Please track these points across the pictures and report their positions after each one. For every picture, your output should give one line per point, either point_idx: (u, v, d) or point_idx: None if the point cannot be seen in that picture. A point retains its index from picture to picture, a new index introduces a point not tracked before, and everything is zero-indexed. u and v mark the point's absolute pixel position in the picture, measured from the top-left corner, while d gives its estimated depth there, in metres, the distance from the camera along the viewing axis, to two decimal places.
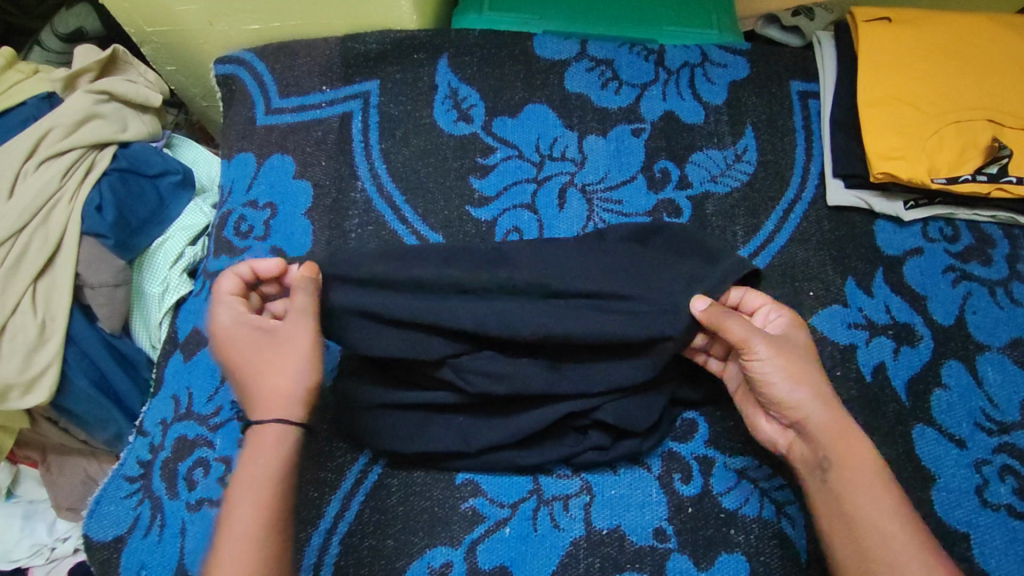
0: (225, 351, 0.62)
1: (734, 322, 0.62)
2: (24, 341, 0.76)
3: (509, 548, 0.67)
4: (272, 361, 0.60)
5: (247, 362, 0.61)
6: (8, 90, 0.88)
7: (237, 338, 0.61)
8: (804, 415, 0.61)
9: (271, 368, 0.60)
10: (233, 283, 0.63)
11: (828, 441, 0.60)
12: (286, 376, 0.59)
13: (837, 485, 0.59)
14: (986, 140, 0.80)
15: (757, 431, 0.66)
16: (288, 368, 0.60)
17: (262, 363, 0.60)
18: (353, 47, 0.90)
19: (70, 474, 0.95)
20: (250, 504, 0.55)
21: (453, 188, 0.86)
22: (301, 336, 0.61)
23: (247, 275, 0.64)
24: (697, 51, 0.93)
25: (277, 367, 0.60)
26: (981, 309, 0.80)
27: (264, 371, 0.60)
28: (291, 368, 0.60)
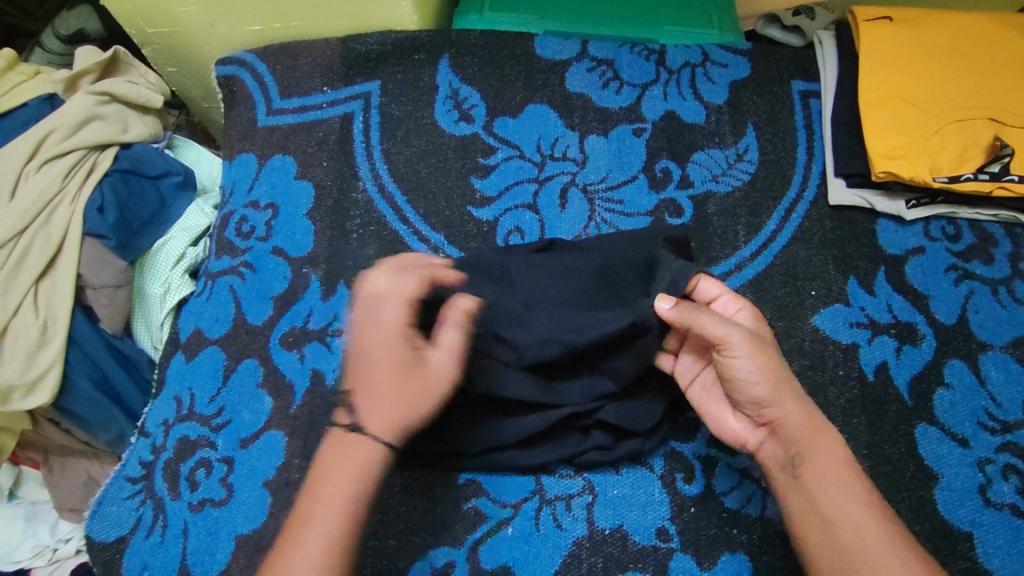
0: (356, 350, 0.58)
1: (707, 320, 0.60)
2: (26, 342, 0.76)
3: (512, 549, 0.67)
4: (414, 381, 0.58)
5: (382, 370, 0.57)
6: (10, 91, 0.88)
7: (374, 342, 0.57)
8: (782, 414, 0.60)
9: (392, 384, 0.57)
10: (415, 286, 0.60)
11: (803, 439, 0.60)
12: (418, 401, 0.58)
13: (809, 484, 0.59)
14: (988, 139, 0.80)
15: (724, 429, 0.65)
16: (426, 394, 0.58)
17: (403, 378, 0.57)
18: (354, 48, 0.90)
19: (72, 475, 0.95)
20: (335, 511, 0.55)
21: (454, 188, 0.86)
22: (444, 369, 0.60)
23: (428, 280, 0.62)
24: (698, 51, 0.93)
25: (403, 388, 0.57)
26: (983, 308, 0.80)
27: (399, 387, 0.57)
28: (427, 393, 0.58)
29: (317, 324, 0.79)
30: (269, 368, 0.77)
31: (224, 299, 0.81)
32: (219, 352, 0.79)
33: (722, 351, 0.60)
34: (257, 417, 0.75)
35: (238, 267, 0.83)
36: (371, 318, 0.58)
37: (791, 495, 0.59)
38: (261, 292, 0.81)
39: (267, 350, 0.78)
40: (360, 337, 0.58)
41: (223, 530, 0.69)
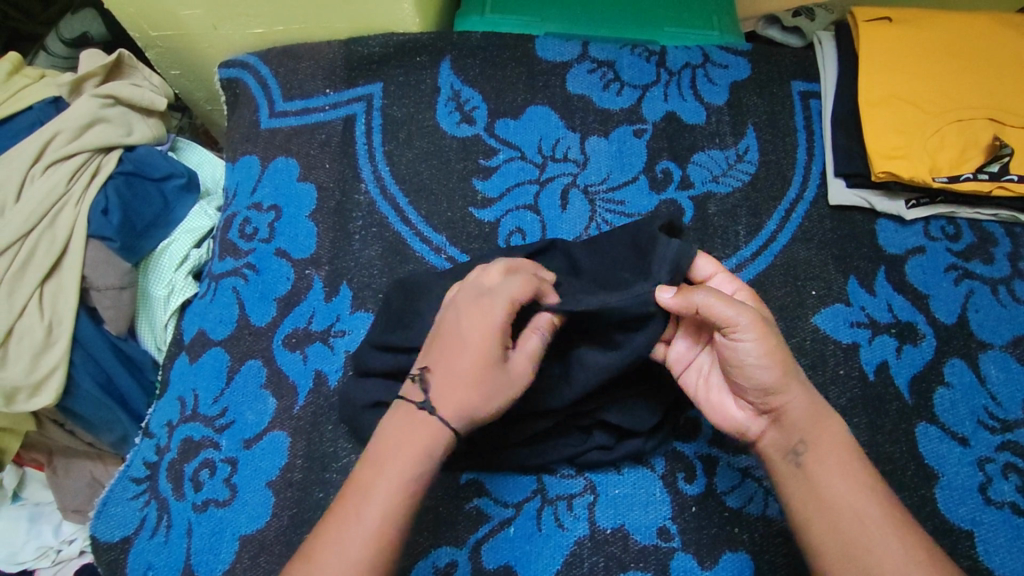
0: (453, 333, 0.58)
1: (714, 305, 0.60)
2: (31, 343, 0.77)
3: (514, 548, 0.68)
4: (494, 376, 0.57)
5: (469, 353, 0.57)
6: (15, 94, 0.89)
7: (471, 330, 0.58)
8: (786, 401, 0.60)
9: (468, 376, 0.56)
10: (527, 283, 0.60)
11: (807, 427, 0.60)
12: (490, 398, 0.57)
13: (812, 471, 0.58)
14: (988, 139, 0.81)
15: (725, 416, 0.64)
16: (499, 393, 0.57)
17: (485, 369, 0.56)
18: (356, 50, 0.91)
19: (76, 476, 0.96)
20: (388, 496, 0.53)
21: (456, 189, 0.86)
22: (523, 375, 0.58)
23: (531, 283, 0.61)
24: (699, 52, 0.94)
25: (478, 382, 0.56)
26: (983, 307, 0.80)
27: (479, 377, 0.56)
28: (501, 392, 0.57)
29: (319, 325, 0.79)
30: (272, 368, 0.78)
31: (227, 301, 0.82)
32: (222, 353, 0.79)
33: (728, 331, 0.60)
34: (260, 417, 0.75)
35: (241, 268, 0.83)
36: (478, 302, 0.59)
37: (791, 484, 0.59)
38: (263, 294, 0.82)
39: (270, 351, 0.79)
40: (461, 322, 0.58)
41: (227, 530, 0.70)
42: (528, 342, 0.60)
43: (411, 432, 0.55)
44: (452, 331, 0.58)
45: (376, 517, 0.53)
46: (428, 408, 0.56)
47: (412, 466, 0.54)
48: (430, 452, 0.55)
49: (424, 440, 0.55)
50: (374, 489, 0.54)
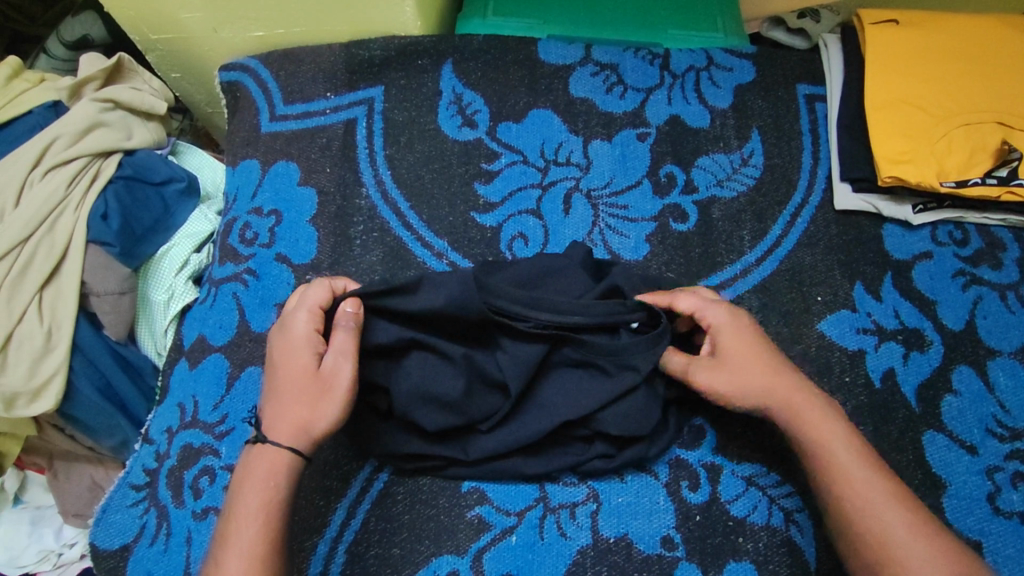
0: (268, 365, 0.65)
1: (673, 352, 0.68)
2: (30, 349, 0.76)
3: (516, 557, 0.67)
4: (298, 388, 0.62)
5: (285, 378, 0.63)
6: (15, 98, 0.88)
7: (293, 354, 0.63)
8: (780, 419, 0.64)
9: (284, 395, 0.62)
10: (322, 294, 0.66)
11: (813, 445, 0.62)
12: (314, 406, 0.62)
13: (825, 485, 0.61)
14: (996, 143, 0.80)
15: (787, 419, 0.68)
16: (320, 399, 0.62)
17: (299, 385, 0.62)
18: (357, 54, 0.90)
19: (77, 480, 0.95)
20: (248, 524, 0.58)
21: (458, 194, 0.86)
22: (338, 373, 0.62)
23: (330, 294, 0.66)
24: (703, 55, 0.93)
25: (292, 396, 0.62)
26: (991, 313, 0.79)
27: (300, 392, 0.62)
28: (324, 397, 0.62)
29: None
30: None
31: (227, 307, 0.81)
32: (222, 359, 0.79)
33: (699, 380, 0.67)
34: None
35: (241, 273, 0.83)
36: (283, 330, 0.65)
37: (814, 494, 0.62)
38: (264, 299, 0.81)
39: None
40: (274, 353, 0.65)
41: None
42: (338, 339, 0.63)
43: (255, 460, 0.61)
44: (270, 363, 0.65)
45: (246, 539, 0.57)
46: (262, 436, 0.61)
47: (263, 490, 0.59)
48: (276, 470, 0.60)
49: (267, 462, 0.60)
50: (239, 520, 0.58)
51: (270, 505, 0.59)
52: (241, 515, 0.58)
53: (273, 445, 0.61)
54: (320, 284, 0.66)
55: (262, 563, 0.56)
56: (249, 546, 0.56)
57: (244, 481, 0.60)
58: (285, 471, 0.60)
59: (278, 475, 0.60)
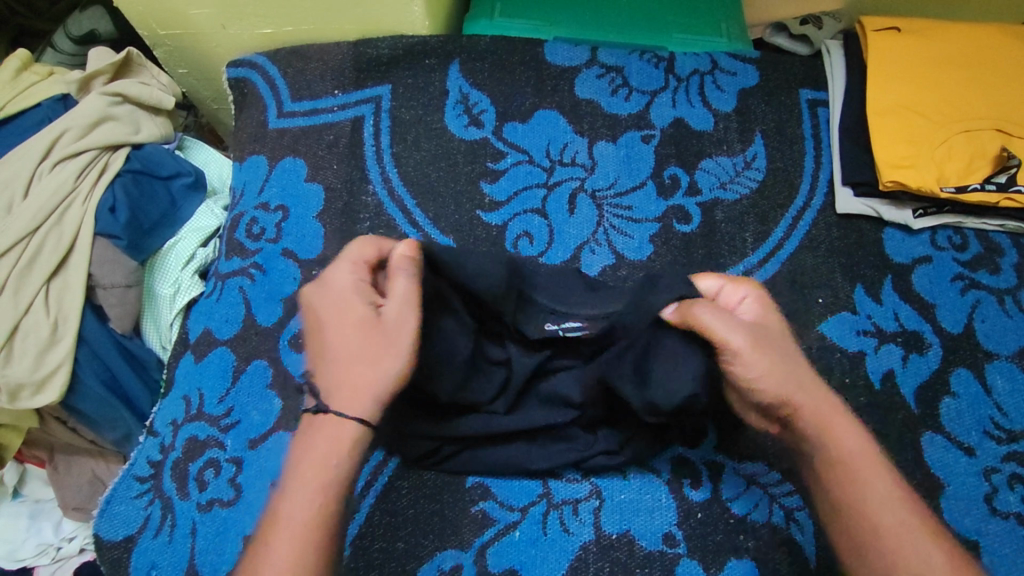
0: (316, 324, 0.61)
1: (706, 310, 0.59)
2: (36, 340, 0.77)
3: (519, 552, 0.68)
4: (359, 343, 0.58)
5: (340, 336, 0.58)
6: (24, 92, 0.89)
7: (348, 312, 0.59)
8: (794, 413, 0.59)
9: (344, 355, 0.58)
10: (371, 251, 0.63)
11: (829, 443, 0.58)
12: (376, 361, 0.57)
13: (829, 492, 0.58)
14: (995, 149, 0.81)
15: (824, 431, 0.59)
16: (383, 353, 0.57)
17: (357, 340, 0.58)
18: (365, 52, 0.91)
19: (77, 474, 0.95)
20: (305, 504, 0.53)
21: (463, 192, 0.86)
22: (400, 322, 0.58)
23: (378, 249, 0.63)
24: (707, 59, 0.94)
25: (353, 354, 0.57)
26: (989, 317, 0.80)
27: (360, 350, 0.57)
28: (388, 351, 0.58)
29: None
30: (278, 369, 0.78)
31: (234, 301, 0.82)
32: (227, 353, 0.79)
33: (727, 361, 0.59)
34: (266, 417, 0.75)
35: (248, 268, 0.83)
36: (325, 288, 0.62)
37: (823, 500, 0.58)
38: (270, 294, 0.82)
39: (275, 351, 0.79)
40: (320, 313, 0.61)
41: (231, 530, 0.70)
42: (397, 287, 0.60)
43: (316, 430, 0.56)
44: (317, 323, 0.61)
45: (299, 521, 0.52)
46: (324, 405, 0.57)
47: (323, 468, 0.54)
48: (337, 444, 0.55)
49: (328, 433, 0.55)
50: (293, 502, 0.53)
51: (329, 486, 0.54)
52: (297, 491, 0.53)
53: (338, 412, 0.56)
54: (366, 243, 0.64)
55: (316, 545, 0.52)
56: (305, 528, 0.52)
57: (302, 456, 0.55)
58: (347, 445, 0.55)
59: (338, 452, 0.55)
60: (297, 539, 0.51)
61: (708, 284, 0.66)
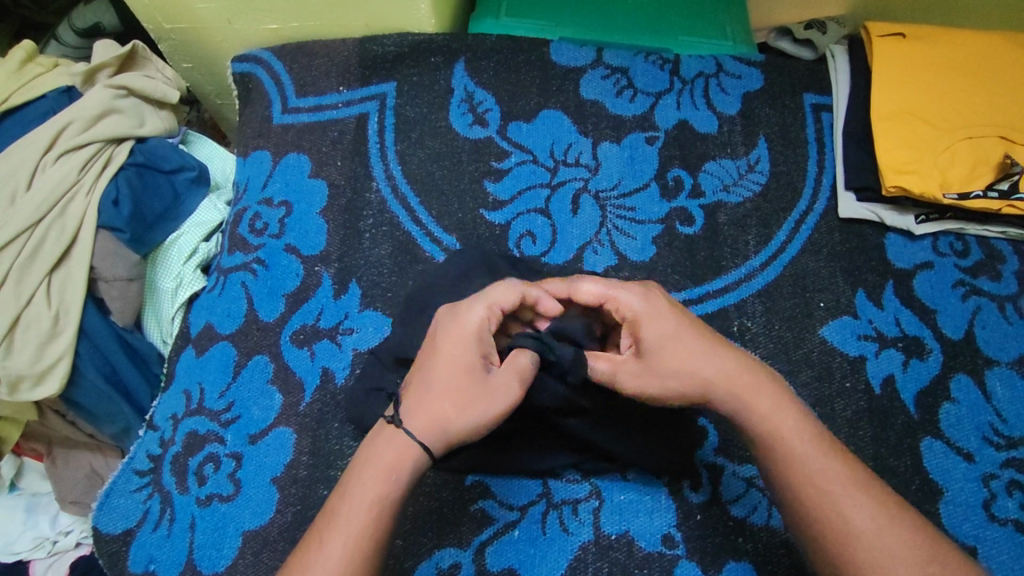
0: (429, 345, 0.60)
1: (594, 354, 0.62)
2: (37, 333, 0.76)
3: (518, 551, 0.68)
4: (469, 386, 0.57)
5: (442, 371, 0.58)
6: (28, 83, 0.88)
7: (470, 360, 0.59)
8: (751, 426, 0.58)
9: (441, 385, 0.57)
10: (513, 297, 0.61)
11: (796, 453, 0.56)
12: (470, 412, 0.57)
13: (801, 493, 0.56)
14: (998, 156, 0.81)
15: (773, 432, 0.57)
16: (478, 404, 0.57)
17: (460, 383, 0.57)
18: (370, 49, 0.91)
19: (74, 467, 0.95)
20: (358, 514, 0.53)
21: (467, 191, 0.86)
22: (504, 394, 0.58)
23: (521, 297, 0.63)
24: (712, 62, 0.94)
25: (454, 391, 0.57)
26: (990, 324, 0.80)
27: (458, 389, 0.57)
28: (479, 402, 0.57)
29: (327, 322, 0.79)
30: (280, 364, 0.78)
31: (236, 296, 0.82)
32: (230, 347, 0.79)
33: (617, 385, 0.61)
34: (266, 413, 0.75)
35: (251, 263, 0.83)
36: (453, 316, 0.61)
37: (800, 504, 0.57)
38: (273, 290, 0.82)
39: (278, 347, 0.79)
40: (437, 338, 0.60)
41: (230, 526, 0.70)
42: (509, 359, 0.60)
43: (382, 443, 0.56)
44: (429, 345, 0.60)
45: (353, 530, 0.52)
46: (396, 420, 0.57)
47: (380, 483, 0.54)
48: (400, 463, 0.55)
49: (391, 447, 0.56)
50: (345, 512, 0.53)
51: (383, 501, 0.54)
52: (354, 499, 0.54)
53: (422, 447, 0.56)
54: (513, 288, 0.61)
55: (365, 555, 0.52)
56: (354, 536, 0.52)
57: (364, 462, 0.55)
58: (411, 467, 0.55)
59: (400, 471, 0.55)
60: (351, 547, 0.52)
61: (588, 291, 0.63)
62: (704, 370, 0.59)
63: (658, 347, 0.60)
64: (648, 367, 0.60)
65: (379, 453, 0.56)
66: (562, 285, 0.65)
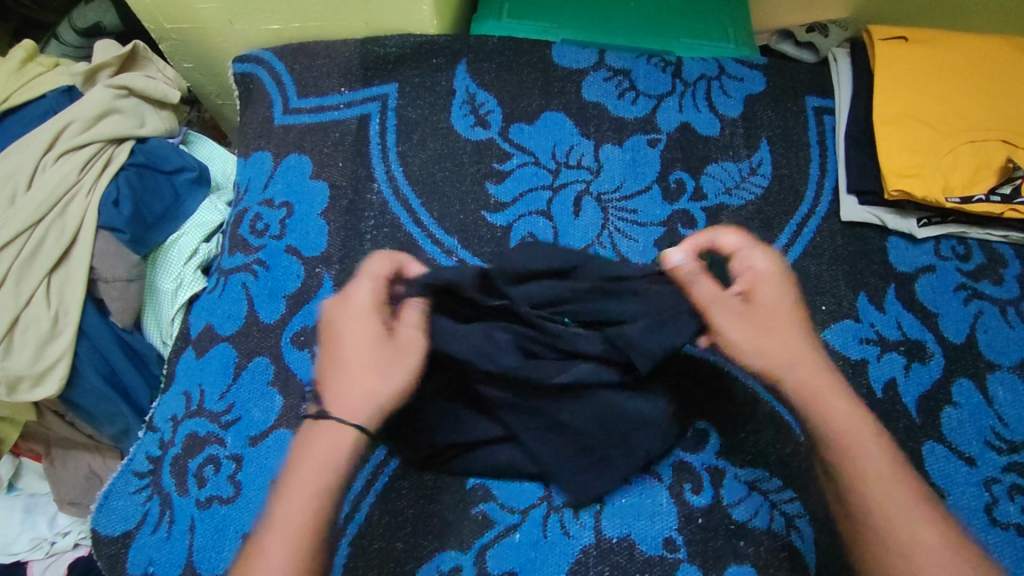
0: (331, 333, 0.66)
1: (703, 279, 0.66)
2: (36, 333, 0.76)
3: (518, 554, 0.67)
4: (376, 353, 0.63)
5: (350, 348, 0.63)
6: (28, 83, 0.88)
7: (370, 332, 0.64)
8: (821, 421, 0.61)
9: (354, 362, 0.62)
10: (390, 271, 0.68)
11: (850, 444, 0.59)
12: (385, 375, 0.62)
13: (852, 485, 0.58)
14: (1000, 160, 0.81)
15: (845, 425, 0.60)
16: (391, 369, 0.63)
17: (369, 355, 0.63)
18: (372, 50, 0.91)
19: (73, 468, 0.94)
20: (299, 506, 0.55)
21: (468, 193, 0.86)
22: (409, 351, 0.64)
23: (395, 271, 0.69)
24: (715, 64, 0.94)
25: (366, 363, 0.62)
26: (992, 328, 0.80)
27: (369, 360, 0.62)
28: (391, 364, 0.63)
29: None
30: (280, 365, 0.77)
31: (237, 297, 0.81)
32: (230, 349, 0.79)
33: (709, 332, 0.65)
34: (267, 415, 0.74)
35: (252, 264, 0.83)
36: (345, 301, 0.67)
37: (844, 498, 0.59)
38: (273, 291, 0.81)
39: (278, 348, 0.78)
40: (336, 325, 0.66)
41: (230, 528, 0.69)
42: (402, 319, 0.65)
43: (315, 436, 0.59)
44: (329, 331, 0.66)
45: (293, 521, 0.54)
46: (322, 411, 0.61)
47: (317, 473, 0.57)
48: (335, 451, 0.58)
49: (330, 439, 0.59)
50: (288, 506, 0.55)
51: (321, 490, 0.57)
52: (292, 493, 0.56)
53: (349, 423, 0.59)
54: (390, 262, 0.69)
55: (306, 542, 0.54)
56: (296, 528, 0.54)
57: (299, 456, 0.59)
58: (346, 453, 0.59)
59: (336, 458, 0.58)
60: (292, 538, 0.54)
61: (729, 241, 0.71)
62: (803, 345, 0.64)
63: (765, 308, 0.66)
64: (743, 315, 0.65)
65: (314, 446, 0.59)
66: (702, 237, 0.72)
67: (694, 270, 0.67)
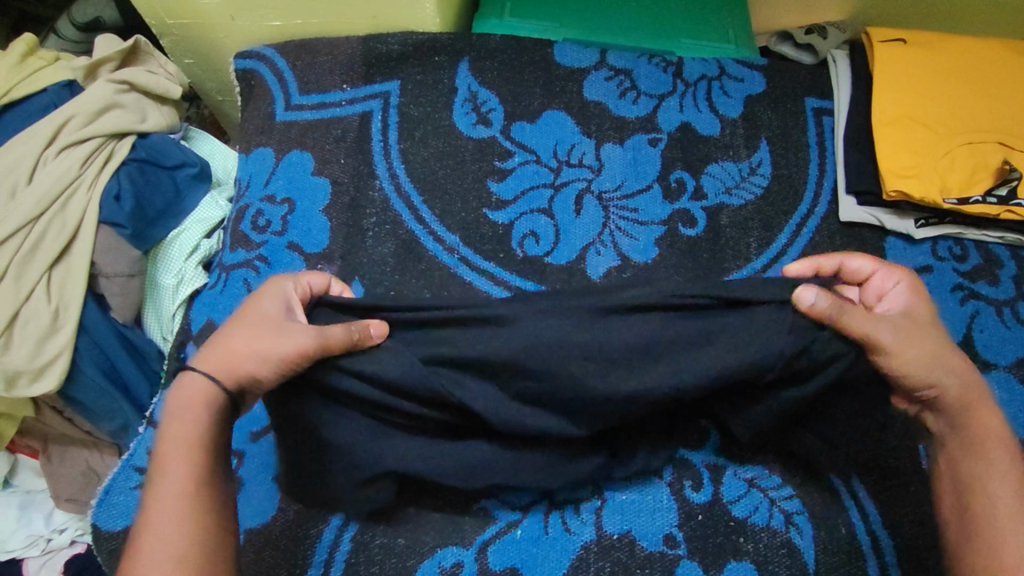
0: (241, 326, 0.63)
1: (851, 306, 0.59)
2: (36, 328, 0.76)
3: (519, 550, 0.68)
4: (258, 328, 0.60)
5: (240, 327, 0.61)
6: (28, 76, 0.88)
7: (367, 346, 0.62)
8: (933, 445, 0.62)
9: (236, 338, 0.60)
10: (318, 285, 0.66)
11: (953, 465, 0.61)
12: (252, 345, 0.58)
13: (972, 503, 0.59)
14: (997, 162, 0.83)
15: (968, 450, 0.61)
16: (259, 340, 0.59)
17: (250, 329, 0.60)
18: (374, 47, 0.91)
19: (71, 465, 0.94)
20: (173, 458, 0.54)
21: (470, 190, 0.86)
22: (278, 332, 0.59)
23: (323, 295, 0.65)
24: (715, 64, 0.94)
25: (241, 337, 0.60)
26: (988, 327, 0.81)
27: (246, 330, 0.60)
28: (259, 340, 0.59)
29: None
30: None
31: (239, 293, 0.81)
32: None
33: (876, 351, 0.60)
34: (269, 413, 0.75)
35: (253, 260, 0.83)
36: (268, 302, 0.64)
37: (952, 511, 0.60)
38: None
39: None
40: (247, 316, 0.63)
41: None
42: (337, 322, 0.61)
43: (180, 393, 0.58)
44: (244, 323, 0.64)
45: (170, 477, 0.53)
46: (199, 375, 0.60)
47: (186, 426, 0.56)
48: (198, 403, 0.57)
49: (185, 394, 0.57)
50: (165, 465, 0.54)
51: (191, 439, 0.55)
52: (167, 448, 0.55)
53: (198, 377, 0.58)
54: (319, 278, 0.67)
55: (189, 498, 0.53)
56: (173, 487, 0.53)
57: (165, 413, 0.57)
58: (207, 404, 0.57)
59: (198, 408, 0.57)
60: (177, 493, 0.53)
61: (860, 266, 0.67)
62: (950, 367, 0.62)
63: (918, 323, 0.63)
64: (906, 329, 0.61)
65: (179, 400, 0.57)
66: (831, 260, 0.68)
67: (839, 301, 0.59)
